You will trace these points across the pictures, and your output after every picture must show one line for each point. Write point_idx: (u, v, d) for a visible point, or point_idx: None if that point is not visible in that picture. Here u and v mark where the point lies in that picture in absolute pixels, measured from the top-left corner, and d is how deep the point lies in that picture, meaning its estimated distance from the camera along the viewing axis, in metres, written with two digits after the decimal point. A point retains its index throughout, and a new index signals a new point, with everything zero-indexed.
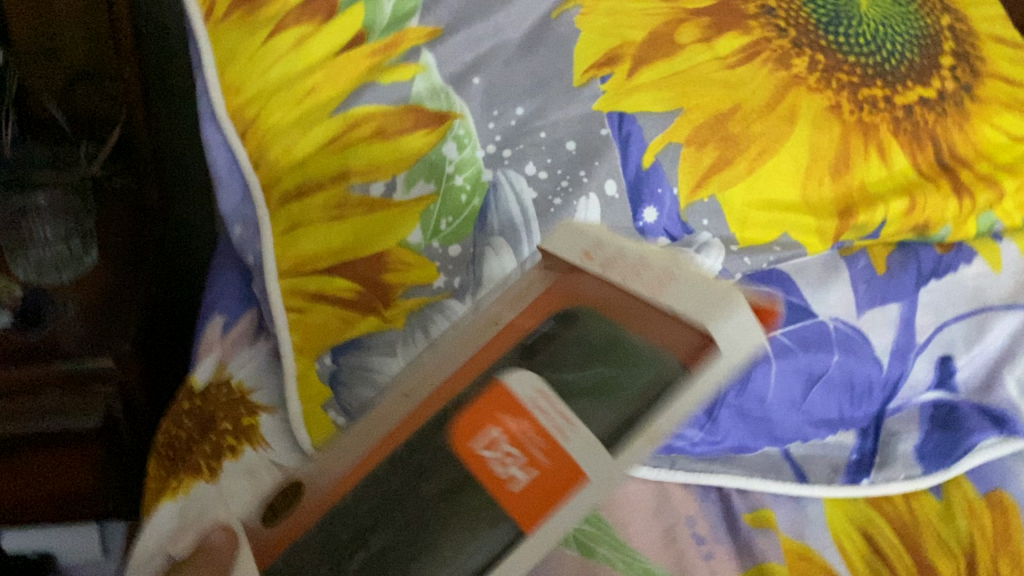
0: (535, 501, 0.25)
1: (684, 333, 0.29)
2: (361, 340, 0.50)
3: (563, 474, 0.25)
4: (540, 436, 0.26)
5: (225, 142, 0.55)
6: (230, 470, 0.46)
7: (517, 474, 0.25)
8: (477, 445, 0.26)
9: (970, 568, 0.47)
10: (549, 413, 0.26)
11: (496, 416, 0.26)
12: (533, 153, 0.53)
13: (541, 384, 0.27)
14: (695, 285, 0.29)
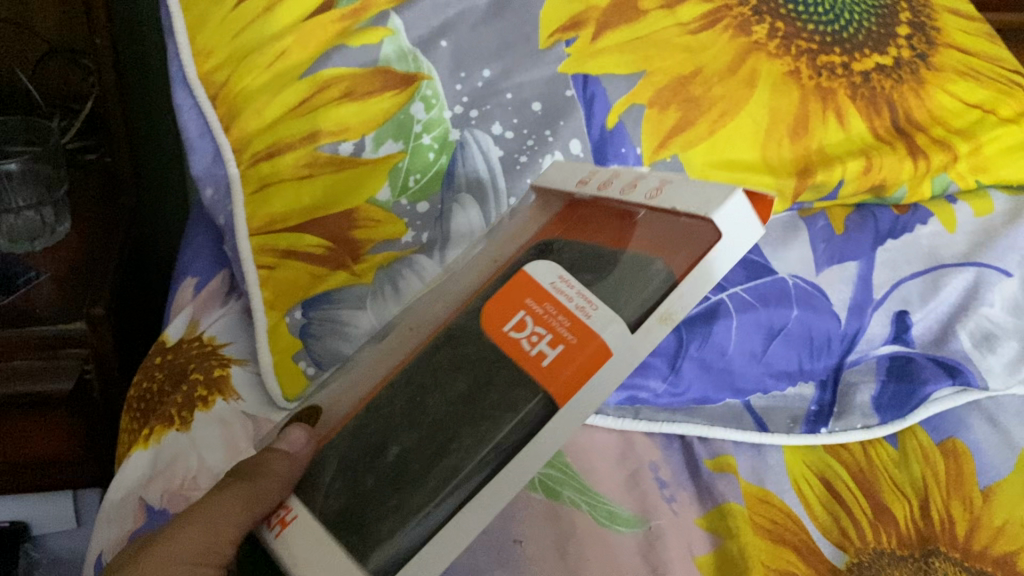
0: (562, 370, 0.33)
1: (684, 238, 0.36)
2: (331, 294, 0.50)
3: (588, 349, 0.33)
4: (565, 315, 0.34)
5: (196, 106, 0.57)
6: (201, 420, 0.47)
7: (547, 350, 0.33)
8: (511, 327, 0.35)
9: (922, 510, 0.48)
10: (570, 297, 0.35)
11: (525, 301, 0.35)
12: (500, 113, 0.55)
13: (562, 273, 0.36)
14: (688, 189, 0.36)
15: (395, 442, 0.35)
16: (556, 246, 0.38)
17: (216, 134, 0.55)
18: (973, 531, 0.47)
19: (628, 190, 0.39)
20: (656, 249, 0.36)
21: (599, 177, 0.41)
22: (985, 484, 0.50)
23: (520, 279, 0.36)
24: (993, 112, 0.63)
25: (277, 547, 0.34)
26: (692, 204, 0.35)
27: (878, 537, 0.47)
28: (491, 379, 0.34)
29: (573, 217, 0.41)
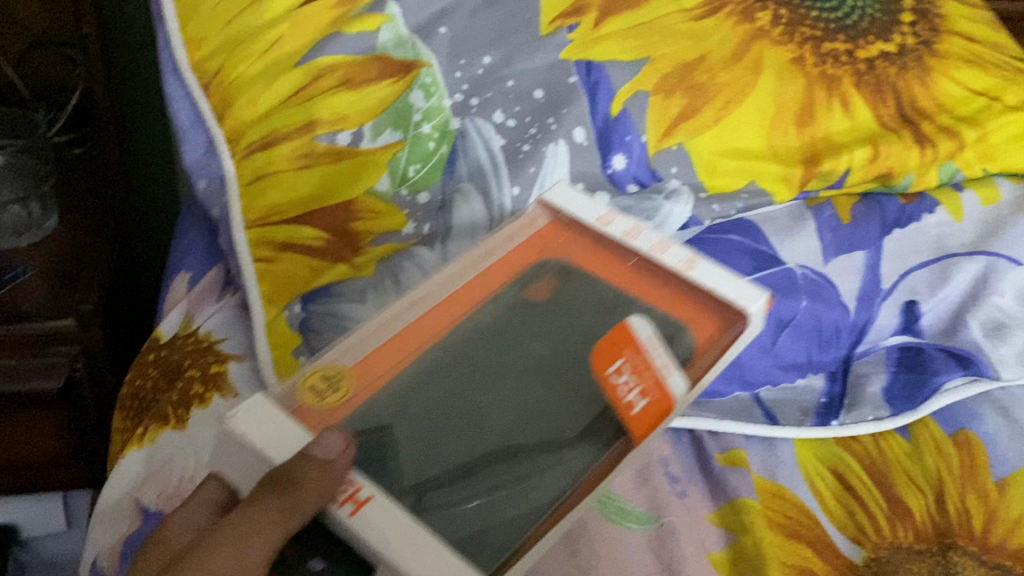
0: (643, 422, 0.37)
1: (705, 308, 0.42)
2: (332, 288, 0.49)
3: (663, 405, 0.37)
4: (654, 372, 0.38)
5: (189, 96, 0.55)
6: (199, 419, 0.45)
7: (635, 400, 0.37)
8: (610, 371, 0.38)
9: (938, 503, 0.47)
10: (659, 355, 0.38)
11: (625, 350, 0.38)
12: (501, 101, 0.53)
13: (654, 331, 0.38)
14: (717, 269, 0.42)
15: (460, 445, 0.37)
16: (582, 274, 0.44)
17: (209, 126, 0.54)
18: (990, 524, 0.47)
19: (676, 262, 0.43)
20: (696, 321, 0.41)
21: (617, 223, 0.45)
22: (1000, 476, 0.49)
23: (619, 330, 0.38)
24: (998, 100, 0.62)
25: (355, 525, 0.31)
26: (732, 293, 0.41)
27: (895, 531, 0.46)
28: (554, 402, 0.39)
29: (597, 255, 0.45)
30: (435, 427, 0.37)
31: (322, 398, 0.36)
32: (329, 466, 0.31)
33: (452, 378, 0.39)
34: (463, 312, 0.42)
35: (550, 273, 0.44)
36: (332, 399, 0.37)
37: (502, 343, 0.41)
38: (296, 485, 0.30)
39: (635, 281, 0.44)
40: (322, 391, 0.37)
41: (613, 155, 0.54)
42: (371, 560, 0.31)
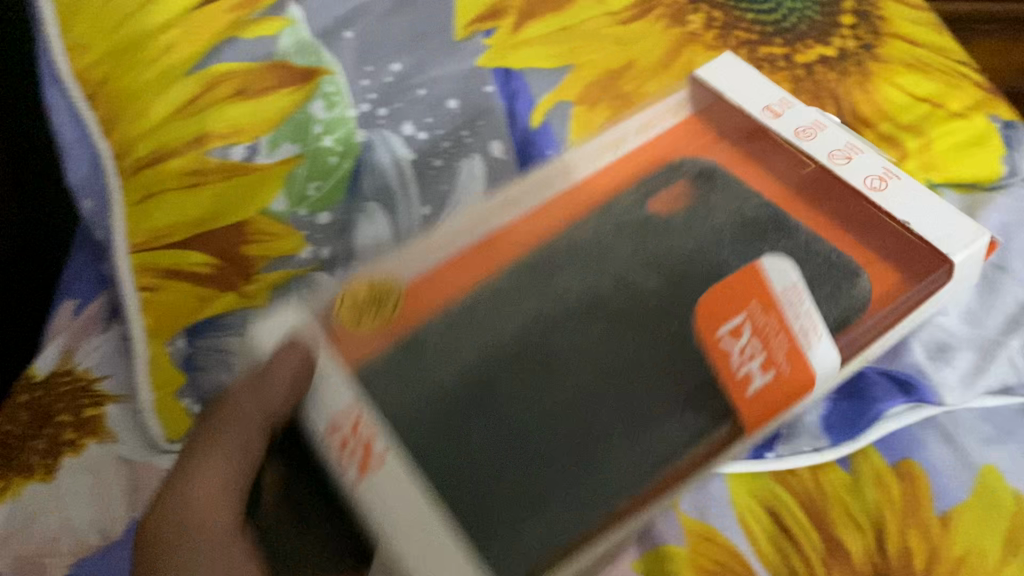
0: (764, 404, 0.34)
1: (902, 249, 0.42)
2: (219, 319, 0.44)
3: (803, 379, 0.35)
4: (784, 333, 0.35)
5: (72, 108, 0.49)
6: (69, 469, 0.41)
7: (758, 374, 0.35)
8: (722, 331, 0.36)
9: (880, 543, 0.45)
10: (796, 304, 0.36)
11: (750, 297, 0.36)
12: (412, 111, 0.49)
13: (797, 279, 0.37)
14: (930, 203, 0.42)
15: (495, 437, 0.35)
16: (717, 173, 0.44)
17: (94, 140, 0.48)
18: (933, 563, 0.44)
19: (872, 184, 0.43)
20: (889, 265, 0.42)
21: (791, 112, 0.47)
22: (943, 509, 0.46)
23: (755, 275, 0.37)
24: (942, 106, 0.60)
25: (364, 496, 0.32)
26: (941, 236, 0.41)
27: (831, 574, 0.44)
28: (645, 361, 0.37)
29: (756, 163, 0.47)
30: (463, 415, 0.35)
31: (360, 319, 0.38)
32: (286, 352, 0.36)
33: (474, 382, 0.36)
34: (507, 255, 0.42)
35: (694, 181, 0.44)
36: (366, 321, 0.38)
37: (580, 270, 0.40)
38: (255, 388, 0.35)
39: (800, 196, 0.45)
40: (362, 312, 0.38)
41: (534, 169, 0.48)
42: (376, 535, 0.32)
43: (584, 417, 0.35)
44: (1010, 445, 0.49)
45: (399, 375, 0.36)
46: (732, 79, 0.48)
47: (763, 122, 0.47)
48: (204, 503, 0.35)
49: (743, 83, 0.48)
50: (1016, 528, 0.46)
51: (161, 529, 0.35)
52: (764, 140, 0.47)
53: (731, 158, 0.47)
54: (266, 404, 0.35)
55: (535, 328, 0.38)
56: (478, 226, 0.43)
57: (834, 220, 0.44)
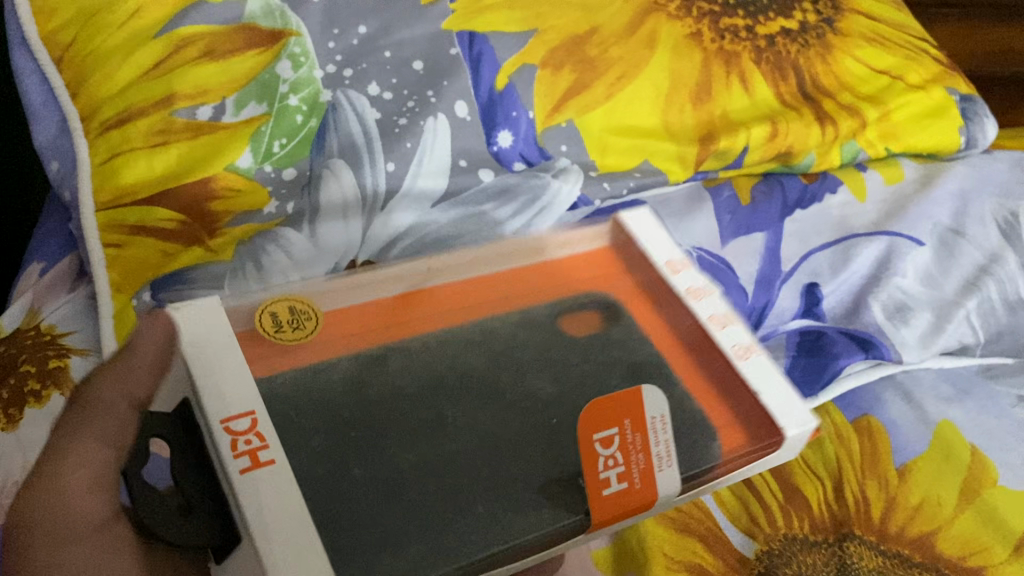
0: (608, 509, 0.36)
1: (748, 424, 0.40)
2: (185, 273, 0.46)
3: (642, 497, 0.37)
4: (642, 454, 0.37)
5: (39, 71, 0.50)
6: (32, 418, 0.42)
7: (613, 481, 0.37)
8: (596, 434, 0.37)
9: (837, 492, 0.45)
10: (657, 439, 0.38)
11: (621, 420, 0.38)
12: (377, 72, 0.50)
13: (664, 412, 0.39)
14: (773, 376, 0.41)
15: (379, 483, 0.35)
16: (622, 315, 0.45)
17: (62, 101, 0.49)
18: (889, 511, 0.45)
19: (738, 351, 0.42)
20: (724, 424, 0.40)
21: (686, 275, 0.46)
22: (901, 462, 0.47)
23: (631, 398, 0.38)
24: (901, 78, 0.61)
25: (241, 487, 0.32)
26: (776, 410, 0.40)
27: (789, 522, 0.44)
28: (529, 451, 0.37)
29: (651, 303, 0.46)
30: (363, 451, 0.35)
31: (278, 330, 0.39)
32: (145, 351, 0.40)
33: (409, 459, 0.36)
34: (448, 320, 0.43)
35: (594, 308, 0.45)
36: (285, 334, 0.39)
37: (485, 396, 0.39)
38: (125, 373, 0.40)
39: (666, 323, 0.45)
40: (281, 323, 0.39)
41: (499, 131, 0.50)
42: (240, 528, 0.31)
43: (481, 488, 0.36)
44: (967, 402, 0.50)
45: (303, 411, 0.36)
46: (641, 224, 0.48)
47: (654, 249, 0.47)
48: (64, 487, 0.37)
49: (658, 232, 0.48)
50: (971, 478, 0.46)
51: (34, 515, 0.37)
52: (635, 267, 0.47)
53: (625, 296, 0.46)
54: (135, 388, 0.40)
55: (431, 385, 0.39)
56: (379, 290, 0.43)
57: (703, 382, 0.42)
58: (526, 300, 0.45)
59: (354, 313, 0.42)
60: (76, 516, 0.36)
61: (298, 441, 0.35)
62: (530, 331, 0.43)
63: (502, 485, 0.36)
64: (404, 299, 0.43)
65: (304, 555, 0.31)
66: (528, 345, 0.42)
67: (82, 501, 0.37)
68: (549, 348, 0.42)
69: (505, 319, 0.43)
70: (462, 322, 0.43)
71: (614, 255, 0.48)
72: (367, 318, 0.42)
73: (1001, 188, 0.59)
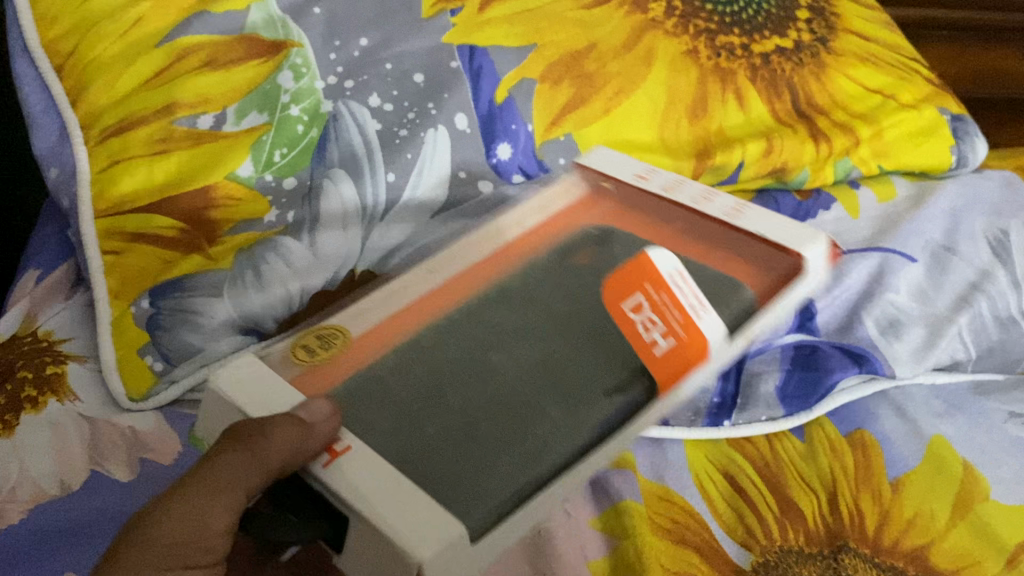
0: (669, 366, 0.37)
1: (757, 258, 0.44)
2: (182, 281, 0.45)
3: (694, 348, 0.37)
4: (677, 309, 0.37)
5: (40, 78, 0.50)
6: (30, 424, 0.42)
7: (659, 339, 0.37)
8: (626, 306, 0.38)
9: (832, 503, 0.46)
10: (683, 291, 0.38)
11: (641, 286, 0.38)
12: (377, 84, 0.50)
13: (676, 267, 0.39)
14: (767, 217, 0.44)
15: (449, 428, 0.33)
16: (615, 236, 0.44)
17: (62, 108, 0.49)
18: (883, 525, 0.45)
19: (726, 213, 0.44)
20: (735, 265, 0.43)
21: (661, 179, 0.47)
22: (895, 476, 0.47)
23: (643, 262, 0.39)
24: (894, 97, 0.61)
25: (331, 478, 0.31)
26: (783, 238, 0.43)
27: (786, 535, 0.44)
28: (525, 358, 0.37)
29: (637, 214, 0.46)
30: (420, 414, 0.34)
31: (312, 356, 0.37)
32: (308, 427, 0.31)
33: (457, 404, 0.35)
34: (453, 300, 0.40)
35: (588, 243, 0.44)
36: (321, 358, 0.37)
37: (491, 345, 0.37)
38: (280, 444, 0.30)
39: (651, 217, 0.46)
40: (313, 350, 0.37)
41: (498, 144, 0.51)
42: (346, 512, 0.30)
43: (493, 370, 0.36)
44: (958, 417, 0.51)
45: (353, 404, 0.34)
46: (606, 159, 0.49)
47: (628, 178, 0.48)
48: (195, 528, 0.31)
49: (621, 158, 0.49)
50: (964, 492, 0.47)
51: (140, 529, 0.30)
52: (605, 198, 0.48)
53: (606, 216, 0.46)
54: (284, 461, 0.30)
55: (462, 326, 0.38)
56: (403, 298, 0.40)
57: (704, 249, 0.44)
58: (530, 254, 0.43)
59: (384, 327, 0.38)
60: (197, 554, 0.31)
61: (359, 430, 0.33)
62: (573, 306, 0.40)
63: (512, 381, 0.36)
64: (455, 273, 0.41)
65: (422, 514, 0.29)
66: (535, 296, 0.40)
67: (209, 545, 0.31)
68: (583, 285, 0.41)
69: (520, 268, 0.42)
70: (477, 288, 0.40)
71: (595, 197, 0.48)
72: (398, 333, 0.38)
73: (990, 206, 0.60)
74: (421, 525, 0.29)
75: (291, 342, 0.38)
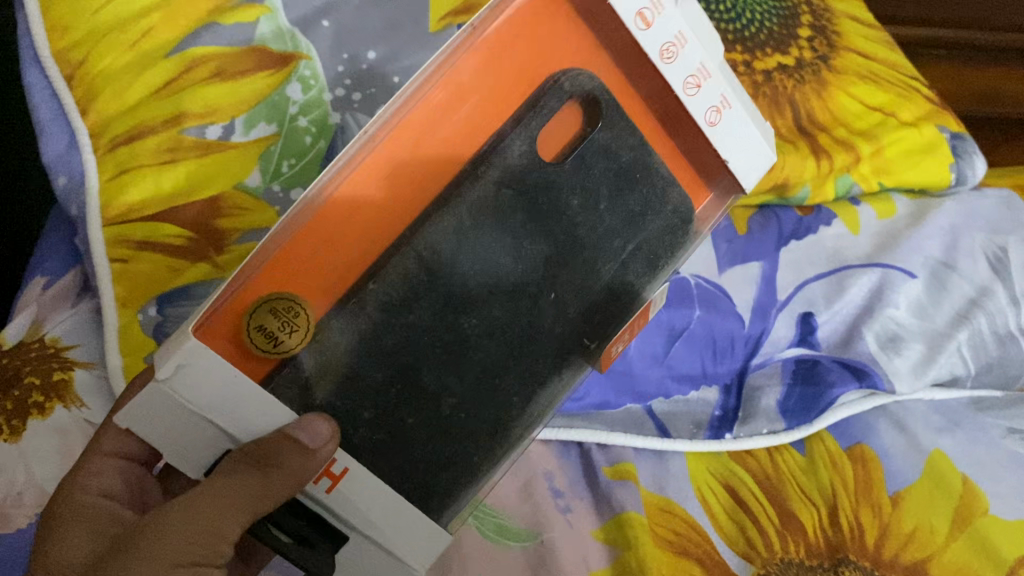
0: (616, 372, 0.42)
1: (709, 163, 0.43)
2: (189, 289, 0.48)
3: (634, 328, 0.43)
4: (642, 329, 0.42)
5: (49, 86, 0.49)
6: (38, 430, 0.43)
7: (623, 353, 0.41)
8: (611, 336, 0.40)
9: (832, 517, 0.46)
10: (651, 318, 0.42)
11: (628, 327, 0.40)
12: (385, 98, 0.51)
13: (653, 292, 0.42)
14: (739, 134, 0.40)
15: (425, 416, 0.36)
16: (601, 107, 0.39)
17: (71, 118, 0.49)
18: (883, 539, 0.45)
19: (709, 116, 0.39)
20: (678, 163, 0.43)
21: (684, 56, 0.38)
22: (894, 490, 0.48)
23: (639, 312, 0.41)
24: (894, 115, 0.62)
25: (335, 501, 0.34)
26: (740, 167, 0.41)
27: (786, 546, 0.45)
28: (487, 265, 0.37)
29: (648, 73, 0.39)
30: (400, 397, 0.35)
31: (272, 345, 0.33)
32: (314, 454, 0.31)
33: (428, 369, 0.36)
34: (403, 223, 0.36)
35: (577, 101, 0.38)
36: (284, 346, 0.33)
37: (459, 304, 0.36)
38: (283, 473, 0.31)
39: (652, 96, 0.40)
40: (272, 335, 0.33)
41: None
42: (344, 528, 0.34)
43: (443, 301, 0.36)
44: (957, 432, 0.51)
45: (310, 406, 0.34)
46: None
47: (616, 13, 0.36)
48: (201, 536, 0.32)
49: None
50: (963, 506, 0.47)
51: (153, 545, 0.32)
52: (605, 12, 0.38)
53: (609, 75, 0.40)
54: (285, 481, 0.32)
55: (422, 282, 0.35)
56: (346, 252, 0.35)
57: (676, 125, 0.41)
58: (484, 118, 0.37)
59: (319, 257, 0.34)
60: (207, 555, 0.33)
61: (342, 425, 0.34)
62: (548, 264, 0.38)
63: (451, 310, 0.36)
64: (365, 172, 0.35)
65: (417, 530, 0.35)
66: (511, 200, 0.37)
67: (219, 551, 0.33)
68: (556, 177, 0.38)
69: (461, 203, 0.36)
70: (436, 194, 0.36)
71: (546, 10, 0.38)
72: (342, 250, 0.35)
73: (988, 222, 0.61)
74: (414, 541, 0.35)
75: (243, 317, 0.33)
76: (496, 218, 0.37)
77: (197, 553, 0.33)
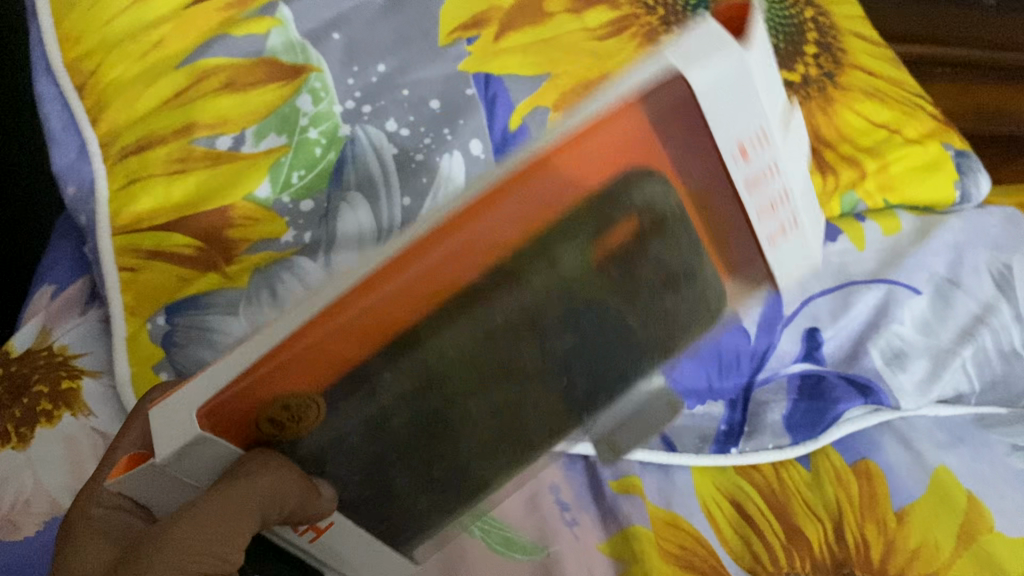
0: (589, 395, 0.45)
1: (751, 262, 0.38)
2: (200, 298, 0.46)
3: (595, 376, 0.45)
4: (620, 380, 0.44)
5: (60, 95, 0.51)
6: (44, 437, 0.43)
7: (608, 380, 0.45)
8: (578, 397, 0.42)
9: (836, 532, 0.46)
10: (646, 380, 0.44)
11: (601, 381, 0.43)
12: (395, 110, 0.51)
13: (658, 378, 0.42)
14: (794, 242, 0.37)
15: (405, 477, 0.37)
16: (665, 220, 0.35)
17: (82, 126, 0.50)
18: (888, 555, 0.45)
19: (768, 231, 0.36)
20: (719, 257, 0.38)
21: (758, 158, 0.33)
22: (899, 506, 0.47)
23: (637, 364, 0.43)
24: (899, 132, 0.62)
25: (322, 541, 0.37)
26: (780, 271, 0.38)
27: (791, 561, 0.45)
28: (498, 352, 0.35)
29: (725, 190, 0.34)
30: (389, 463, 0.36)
31: (277, 430, 0.32)
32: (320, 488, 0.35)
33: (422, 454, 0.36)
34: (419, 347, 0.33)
35: (644, 216, 0.34)
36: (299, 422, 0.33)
37: (471, 381, 0.35)
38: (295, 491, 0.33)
39: (715, 209, 0.36)
40: (282, 421, 0.32)
41: None
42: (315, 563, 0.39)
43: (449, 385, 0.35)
44: (961, 448, 0.51)
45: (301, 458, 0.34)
46: (712, 52, 0.30)
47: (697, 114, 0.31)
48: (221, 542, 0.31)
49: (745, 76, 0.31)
50: (968, 524, 0.47)
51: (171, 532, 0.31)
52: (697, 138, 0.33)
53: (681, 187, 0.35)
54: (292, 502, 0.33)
55: (464, 362, 0.34)
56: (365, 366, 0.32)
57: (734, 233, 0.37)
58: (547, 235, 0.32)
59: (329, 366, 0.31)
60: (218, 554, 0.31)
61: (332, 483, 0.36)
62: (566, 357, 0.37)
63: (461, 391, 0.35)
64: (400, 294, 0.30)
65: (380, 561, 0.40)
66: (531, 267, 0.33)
67: (229, 554, 0.32)
68: (575, 294, 0.35)
69: (497, 310, 0.33)
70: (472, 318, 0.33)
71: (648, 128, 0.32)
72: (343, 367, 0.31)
73: (994, 240, 0.60)
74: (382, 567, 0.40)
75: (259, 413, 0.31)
76: (522, 331, 0.34)
77: (210, 560, 0.31)
